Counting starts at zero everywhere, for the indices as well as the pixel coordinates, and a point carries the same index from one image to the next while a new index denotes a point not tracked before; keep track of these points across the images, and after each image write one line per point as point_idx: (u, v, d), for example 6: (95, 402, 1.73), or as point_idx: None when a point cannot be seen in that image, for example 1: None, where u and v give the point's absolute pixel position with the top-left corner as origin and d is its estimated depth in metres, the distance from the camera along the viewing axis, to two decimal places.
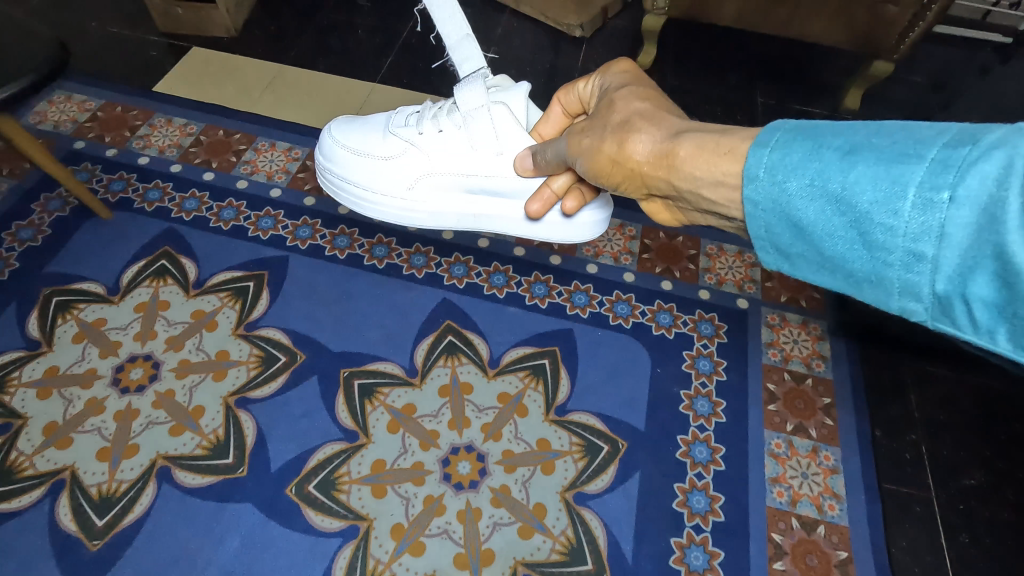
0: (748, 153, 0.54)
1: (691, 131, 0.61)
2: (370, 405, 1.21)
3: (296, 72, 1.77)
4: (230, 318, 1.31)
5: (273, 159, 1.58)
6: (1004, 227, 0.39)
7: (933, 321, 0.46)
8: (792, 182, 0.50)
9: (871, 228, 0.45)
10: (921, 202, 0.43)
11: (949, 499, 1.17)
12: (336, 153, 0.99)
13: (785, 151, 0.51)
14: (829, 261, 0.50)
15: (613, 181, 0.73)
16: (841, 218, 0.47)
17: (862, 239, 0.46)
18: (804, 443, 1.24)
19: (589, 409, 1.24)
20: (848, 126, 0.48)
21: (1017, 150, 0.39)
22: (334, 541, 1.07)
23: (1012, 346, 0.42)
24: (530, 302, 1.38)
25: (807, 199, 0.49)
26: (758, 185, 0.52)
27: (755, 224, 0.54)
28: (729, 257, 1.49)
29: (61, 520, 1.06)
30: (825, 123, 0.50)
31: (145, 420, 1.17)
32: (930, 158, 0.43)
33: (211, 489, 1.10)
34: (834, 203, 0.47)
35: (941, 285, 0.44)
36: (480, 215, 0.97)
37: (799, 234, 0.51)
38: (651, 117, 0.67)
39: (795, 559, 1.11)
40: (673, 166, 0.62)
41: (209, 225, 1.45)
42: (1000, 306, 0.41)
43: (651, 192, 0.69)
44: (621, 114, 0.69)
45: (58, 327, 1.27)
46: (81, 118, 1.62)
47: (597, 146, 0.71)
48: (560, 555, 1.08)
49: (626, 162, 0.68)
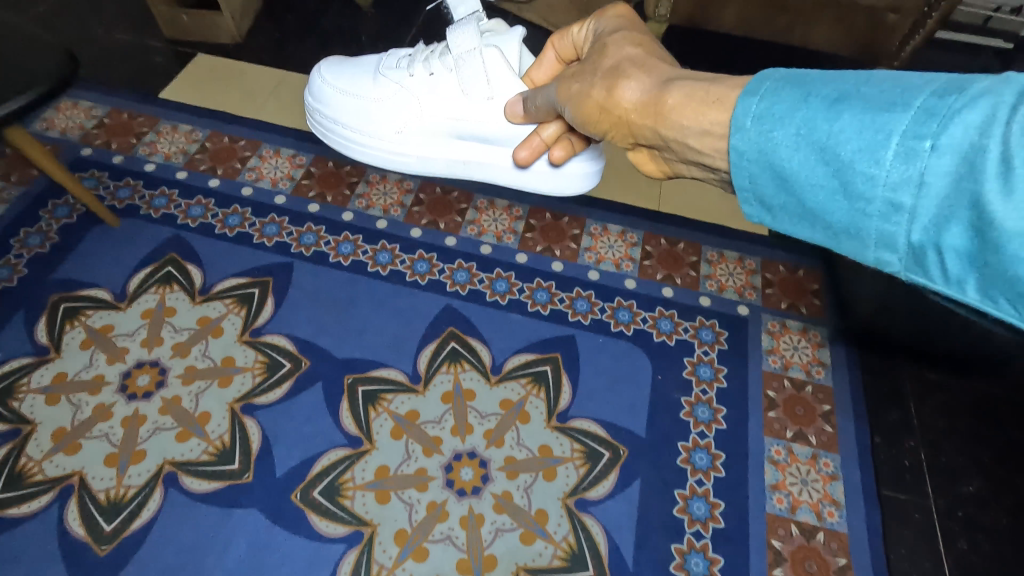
0: (738, 102, 0.54)
1: (682, 79, 0.62)
2: (375, 411, 1.22)
3: (300, 78, 1.79)
4: (236, 324, 1.32)
5: (278, 166, 1.59)
6: (982, 174, 0.41)
7: (906, 271, 0.48)
8: (779, 131, 0.51)
9: (853, 176, 0.47)
10: (904, 151, 0.44)
11: (947, 507, 1.18)
12: (326, 94, 1.01)
13: (776, 100, 0.51)
14: (809, 212, 0.52)
15: (601, 128, 0.74)
16: (824, 167, 0.49)
17: (844, 188, 0.48)
18: (804, 450, 1.25)
19: (591, 416, 1.25)
20: (839, 76, 0.49)
21: (999, 101, 0.41)
22: (338, 546, 1.08)
23: (979, 296, 0.44)
24: (533, 308, 1.39)
25: (792, 148, 0.50)
26: (745, 135, 0.53)
27: (741, 175, 0.55)
28: (730, 263, 1.50)
29: (70, 526, 1.08)
30: (816, 75, 0.51)
31: (152, 426, 1.19)
32: (916, 108, 0.44)
33: (217, 495, 1.12)
34: (818, 152, 0.49)
35: (916, 235, 0.45)
36: (470, 161, 0.98)
37: (782, 185, 0.52)
38: (641, 64, 0.68)
39: (795, 565, 1.12)
40: (661, 114, 0.62)
41: (215, 231, 1.46)
42: (970, 255, 0.43)
43: (637, 140, 0.70)
44: (612, 59, 0.70)
45: (66, 333, 1.28)
46: (88, 125, 1.63)
47: (585, 89, 0.72)
48: (561, 560, 1.09)
49: (615, 109, 0.69)
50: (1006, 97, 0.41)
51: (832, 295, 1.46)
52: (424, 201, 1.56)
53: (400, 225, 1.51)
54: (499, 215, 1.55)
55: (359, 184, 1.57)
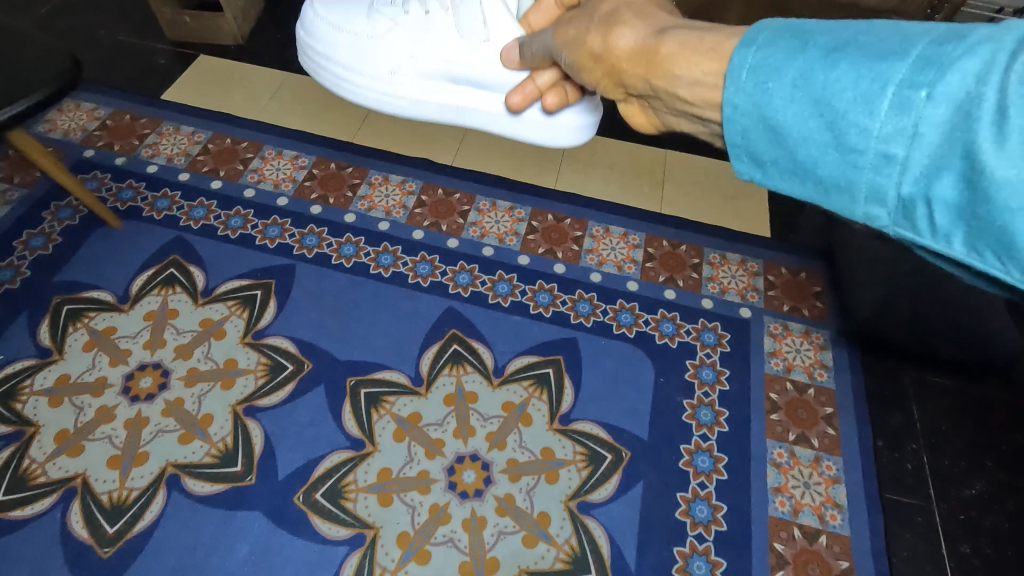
0: (729, 53, 0.48)
1: (677, 28, 0.56)
2: (377, 413, 1.23)
3: (303, 80, 1.79)
4: (238, 326, 1.32)
5: (280, 168, 1.59)
6: (977, 124, 0.37)
7: (895, 228, 0.43)
8: (774, 82, 0.45)
9: (849, 127, 0.42)
10: (898, 100, 0.40)
11: (950, 510, 1.18)
12: (318, 29, 0.97)
13: (768, 50, 0.46)
14: (798, 168, 0.46)
15: (594, 78, 0.69)
16: (818, 119, 0.43)
17: (836, 140, 0.43)
18: (806, 453, 1.25)
19: (593, 418, 1.25)
20: (836, 26, 0.44)
21: (1003, 45, 0.37)
22: (340, 549, 1.08)
23: (969, 251, 0.39)
24: (535, 311, 1.39)
25: (787, 100, 0.45)
26: (737, 87, 0.47)
27: (730, 129, 0.49)
28: (733, 266, 1.50)
29: (73, 528, 1.08)
30: (813, 24, 0.46)
31: (155, 428, 1.19)
32: (914, 54, 0.40)
33: (219, 497, 1.12)
34: (813, 103, 0.43)
35: (907, 188, 0.41)
36: (462, 107, 0.95)
37: (773, 140, 0.47)
38: (640, 10, 0.62)
39: (798, 568, 1.12)
40: (653, 62, 0.56)
41: (217, 232, 1.47)
42: (962, 208, 0.38)
43: (628, 90, 0.64)
44: (610, 5, 0.65)
45: (68, 335, 1.29)
46: (90, 127, 1.64)
47: (582, 34, 0.67)
48: (564, 563, 1.09)
49: (609, 57, 0.63)
50: (1010, 41, 0.37)
51: (833, 296, 1.46)
52: (427, 203, 1.56)
53: (403, 227, 1.51)
54: (501, 216, 1.55)
55: (361, 186, 1.57)
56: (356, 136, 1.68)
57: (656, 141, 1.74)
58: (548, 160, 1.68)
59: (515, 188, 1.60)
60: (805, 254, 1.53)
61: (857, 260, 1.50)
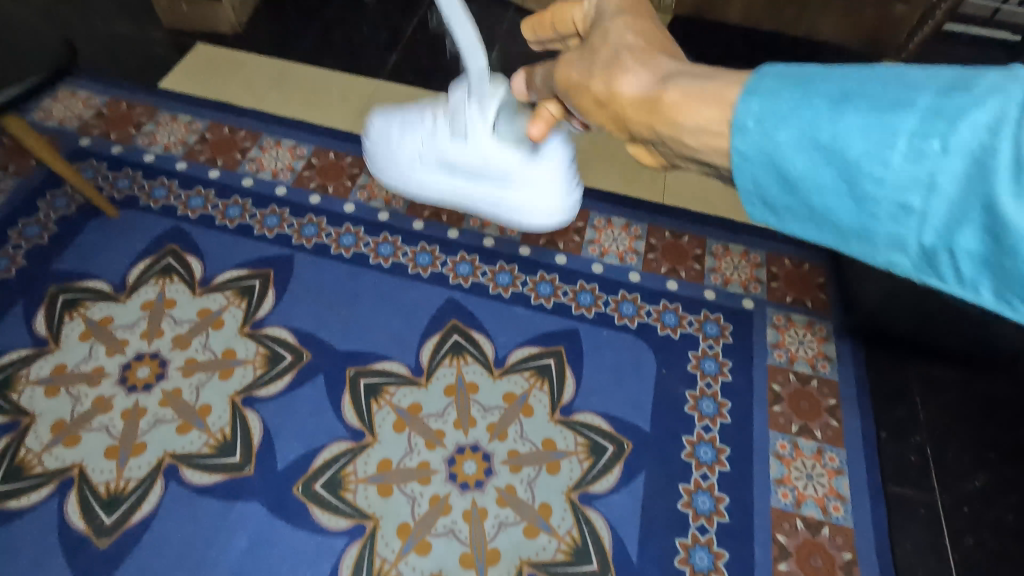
0: (731, 100, 0.40)
1: (681, 75, 0.43)
2: (377, 404, 1.22)
3: (301, 69, 1.77)
4: (236, 317, 1.31)
5: (278, 157, 1.58)
6: (997, 176, 0.32)
7: (915, 275, 0.38)
8: (781, 130, 0.37)
9: (869, 179, 0.35)
10: (913, 150, 0.34)
11: (953, 502, 1.18)
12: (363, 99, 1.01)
13: (765, 94, 0.38)
14: (811, 217, 0.39)
15: (591, 126, 0.51)
16: (833, 170, 0.36)
17: (850, 192, 0.36)
18: (809, 444, 1.24)
19: (595, 409, 1.24)
20: (834, 70, 0.38)
21: (1015, 95, 0.32)
22: (340, 540, 1.07)
23: (1002, 302, 0.34)
24: (536, 302, 1.38)
25: (795, 148, 0.37)
26: (739, 135, 0.39)
27: (738, 179, 0.41)
28: (735, 257, 1.49)
29: (70, 518, 1.07)
30: (808, 66, 0.39)
31: (153, 418, 1.17)
32: (922, 104, 0.34)
33: (218, 488, 1.11)
34: (825, 154, 0.36)
35: (928, 238, 0.35)
36: None
37: (782, 189, 0.39)
38: (645, 55, 0.46)
39: (800, 560, 1.11)
40: (656, 111, 0.43)
41: (215, 222, 1.45)
42: (990, 259, 0.33)
43: (632, 138, 0.48)
44: (608, 48, 0.47)
45: (65, 325, 1.27)
46: (86, 115, 1.62)
47: (583, 79, 0.48)
48: (565, 555, 1.09)
49: (611, 107, 0.46)
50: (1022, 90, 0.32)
51: (835, 291, 1.45)
52: None
53: (402, 217, 1.49)
54: None
55: (361, 175, 1.56)
56: (356, 125, 1.66)
57: None
58: None
59: None
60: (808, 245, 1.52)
61: None
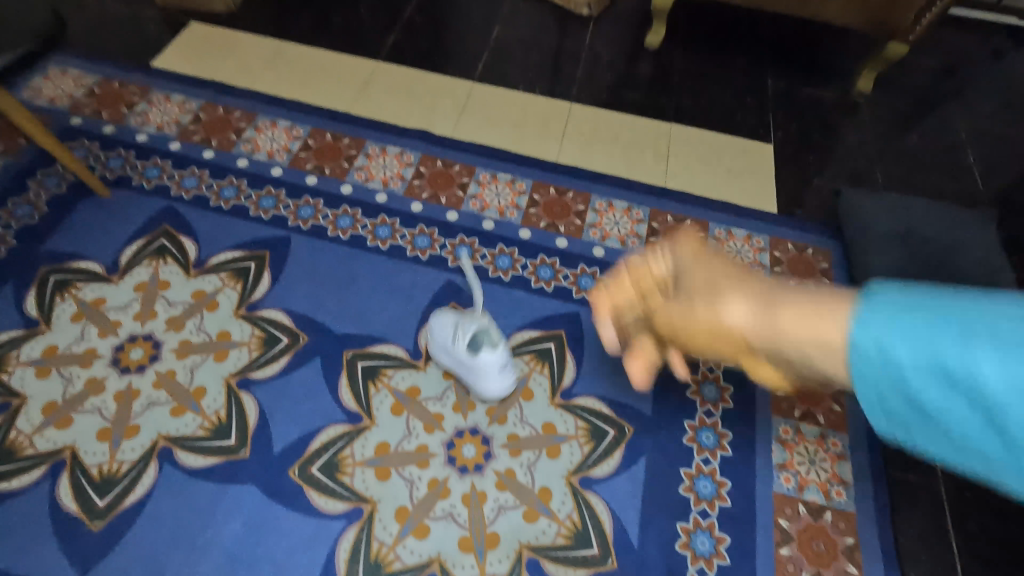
0: (844, 321, 0.35)
1: (795, 293, 0.40)
2: (375, 387, 1.20)
3: (297, 48, 1.74)
4: (232, 299, 1.28)
5: (274, 138, 1.55)
6: None
7: None
8: (902, 348, 0.32)
9: (1015, 417, 0.28)
10: None
11: (957, 487, 1.17)
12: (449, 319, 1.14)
13: (887, 316, 0.33)
14: (959, 454, 0.32)
15: (703, 349, 0.50)
16: (976, 409, 0.30)
17: (1005, 439, 0.29)
18: (812, 429, 1.23)
19: (596, 393, 1.23)
20: (978, 300, 0.31)
21: None
22: (337, 523, 1.06)
23: None
24: (537, 285, 1.36)
25: (924, 381, 0.31)
26: (858, 358, 0.35)
27: (863, 404, 0.36)
28: (738, 241, 1.47)
29: (62, 501, 1.05)
30: (948, 290, 0.33)
31: (146, 400, 1.16)
32: None
33: (213, 470, 1.09)
34: (958, 388, 0.30)
35: None
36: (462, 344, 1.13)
37: (918, 418, 0.33)
38: (746, 279, 0.46)
39: (802, 545, 1.10)
40: (773, 333, 0.40)
41: (209, 203, 1.42)
42: None
43: (763, 365, 0.43)
44: (707, 275, 0.49)
45: (56, 306, 1.25)
46: (77, 94, 1.58)
47: (687, 317, 0.49)
48: (565, 538, 1.07)
49: (726, 341, 0.45)
50: None
51: (841, 274, 1.43)
52: (425, 174, 1.51)
53: (400, 199, 1.47)
54: (501, 189, 1.51)
55: (358, 157, 1.53)
56: (353, 106, 1.63)
57: (661, 116, 1.70)
58: (550, 132, 1.63)
59: (516, 160, 1.56)
60: (812, 228, 1.50)
61: (868, 229, 1.41)
